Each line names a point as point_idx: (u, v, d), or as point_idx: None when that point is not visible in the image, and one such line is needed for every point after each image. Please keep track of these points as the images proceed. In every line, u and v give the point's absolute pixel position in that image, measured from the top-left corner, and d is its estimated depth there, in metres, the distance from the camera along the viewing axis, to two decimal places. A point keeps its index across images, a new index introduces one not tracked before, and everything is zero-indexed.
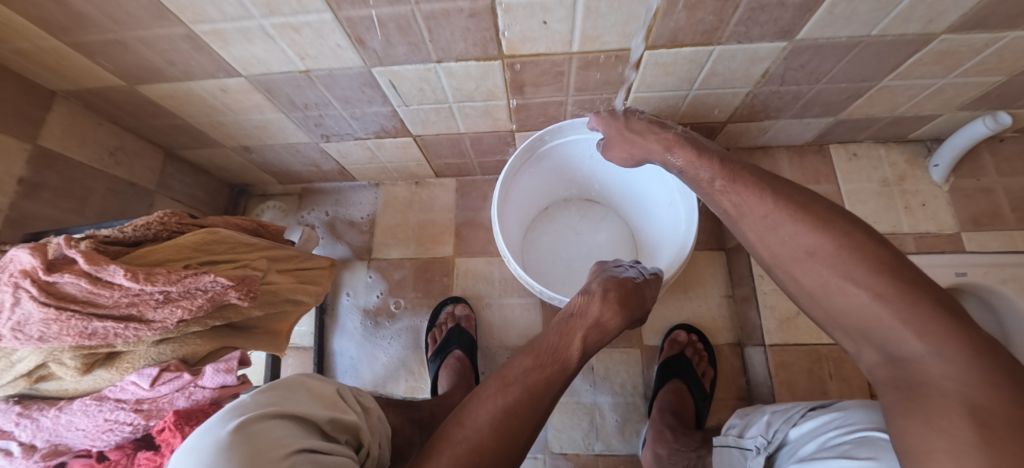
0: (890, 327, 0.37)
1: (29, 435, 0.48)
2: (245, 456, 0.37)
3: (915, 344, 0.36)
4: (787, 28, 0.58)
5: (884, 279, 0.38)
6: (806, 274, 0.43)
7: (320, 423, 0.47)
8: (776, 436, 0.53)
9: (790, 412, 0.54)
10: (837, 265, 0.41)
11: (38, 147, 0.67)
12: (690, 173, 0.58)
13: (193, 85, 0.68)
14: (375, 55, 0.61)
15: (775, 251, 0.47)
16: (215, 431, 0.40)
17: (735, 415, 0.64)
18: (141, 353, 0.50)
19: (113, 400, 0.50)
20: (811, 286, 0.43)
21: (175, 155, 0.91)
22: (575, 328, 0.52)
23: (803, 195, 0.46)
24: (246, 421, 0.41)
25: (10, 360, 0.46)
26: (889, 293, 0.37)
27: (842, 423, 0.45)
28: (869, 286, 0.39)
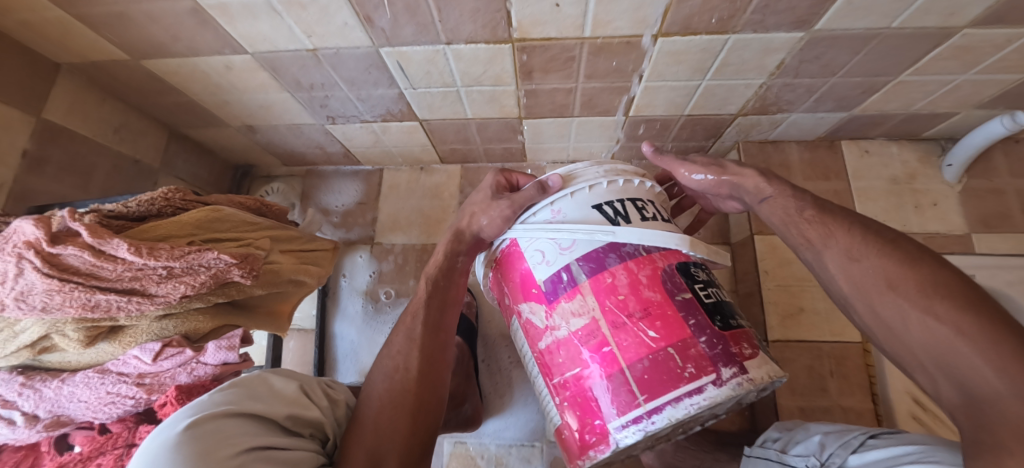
0: (970, 364, 0.36)
1: (31, 406, 0.48)
2: (197, 454, 0.39)
3: (987, 375, 0.35)
4: (804, 18, 0.56)
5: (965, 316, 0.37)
6: (885, 306, 0.42)
7: (280, 419, 0.49)
8: (830, 460, 0.50)
9: (846, 437, 0.52)
10: (918, 299, 0.39)
11: (42, 120, 0.67)
12: (779, 203, 0.52)
13: (199, 61, 0.67)
14: (382, 35, 0.60)
15: (855, 283, 0.44)
16: (170, 430, 0.41)
17: (774, 428, 0.63)
18: (144, 327, 0.50)
19: (115, 373, 0.50)
20: (888, 318, 0.41)
21: (180, 134, 0.91)
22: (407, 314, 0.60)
23: (873, 230, 0.45)
24: (201, 420, 0.42)
25: (13, 330, 0.46)
26: (973, 332, 0.36)
27: (918, 457, 0.42)
28: (952, 321, 0.37)
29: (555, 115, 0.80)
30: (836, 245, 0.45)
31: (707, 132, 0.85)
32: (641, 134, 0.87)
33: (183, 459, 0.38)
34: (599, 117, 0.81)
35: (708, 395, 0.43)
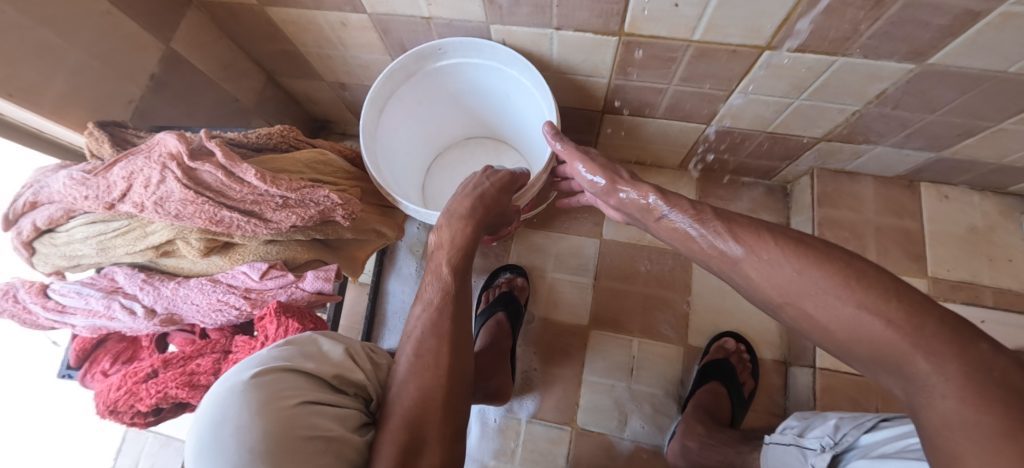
0: (900, 351, 0.32)
1: (150, 300, 0.53)
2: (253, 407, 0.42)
3: (923, 369, 0.31)
4: (920, 49, 0.56)
5: (895, 303, 0.33)
6: (818, 309, 0.37)
7: (328, 378, 0.50)
8: (844, 439, 0.51)
9: (861, 419, 0.52)
10: (845, 293, 0.36)
11: (169, 49, 0.73)
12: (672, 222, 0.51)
13: (318, 14, 0.71)
14: (498, 12, 0.63)
15: (780, 288, 0.40)
16: (234, 380, 0.45)
17: (792, 417, 0.64)
18: (252, 248, 0.55)
19: (226, 284, 0.54)
20: (822, 318, 0.37)
21: (276, 81, 0.96)
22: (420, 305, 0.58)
23: None
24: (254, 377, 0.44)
25: (144, 231, 0.52)
26: (899, 319, 0.33)
27: None
28: (880, 312, 0.34)
29: (638, 114, 0.81)
30: (762, 257, 0.41)
31: (784, 153, 0.85)
32: (717, 144, 0.87)
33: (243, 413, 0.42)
34: (680, 122, 0.82)
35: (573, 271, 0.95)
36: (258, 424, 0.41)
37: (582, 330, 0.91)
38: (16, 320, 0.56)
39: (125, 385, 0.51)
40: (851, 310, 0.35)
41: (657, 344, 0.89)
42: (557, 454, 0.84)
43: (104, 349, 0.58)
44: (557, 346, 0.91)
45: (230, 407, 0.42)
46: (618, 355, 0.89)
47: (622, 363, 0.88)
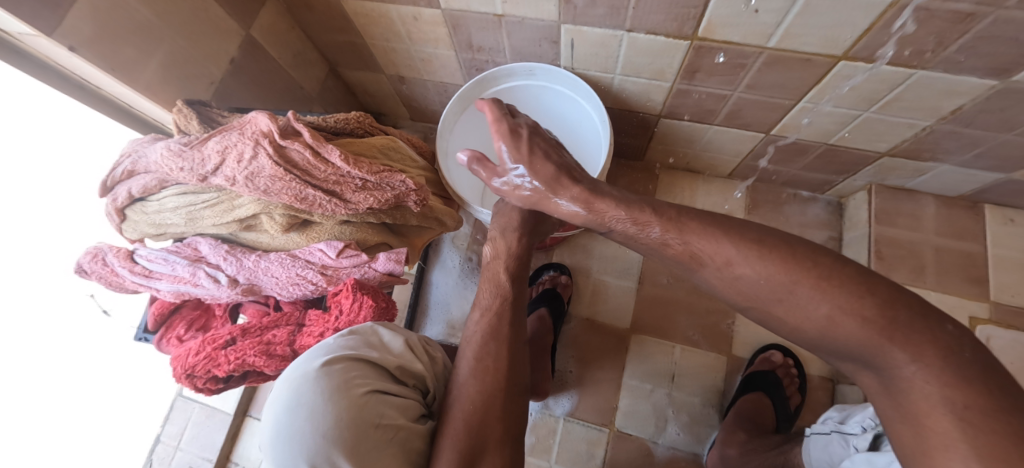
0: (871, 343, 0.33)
1: (233, 270, 0.55)
2: (323, 395, 0.43)
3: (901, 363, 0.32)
4: (1006, 66, 0.55)
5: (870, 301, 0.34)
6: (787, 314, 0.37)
7: (391, 368, 0.50)
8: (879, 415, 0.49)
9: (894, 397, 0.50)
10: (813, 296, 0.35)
11: (248, 35, 0.76)
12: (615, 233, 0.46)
13: (392, 8, 0.74)
14: (572, 11, 0.64)
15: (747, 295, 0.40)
16: (304, 367, 0.46)
17: (832, 409, 0.63)
18: (328, 227, 0.56)
19: (304, 260, 0.57)
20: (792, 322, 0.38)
21: (337, 72, 0.99)
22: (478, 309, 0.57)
23: None
24: (323, 364, 0.45)
25: (232, 204, 0.54)
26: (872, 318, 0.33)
27: None
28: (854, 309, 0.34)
29: (695, 120, 0.82)
30: (725, 267, 0.40)
31: (842, 167, 0.84)
32: (773, 155, 0.86)
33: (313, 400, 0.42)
34: (738, 130, 0.82)
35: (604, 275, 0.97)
36: (335, 412, 0.42)
37: (624, 333, 0.91)
38: (103, 282, 0.59)
39: (204, 350, 0.53)
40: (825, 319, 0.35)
41: (699, 353, 0.88)
42: (594, 454, 0.84)
43: (178, 315, 0.61)
44: (597, 347, 0.91)
45: (301, 393, 0.43)
46: (660, 361, 0.88)
47: (663, 368, 0.88)
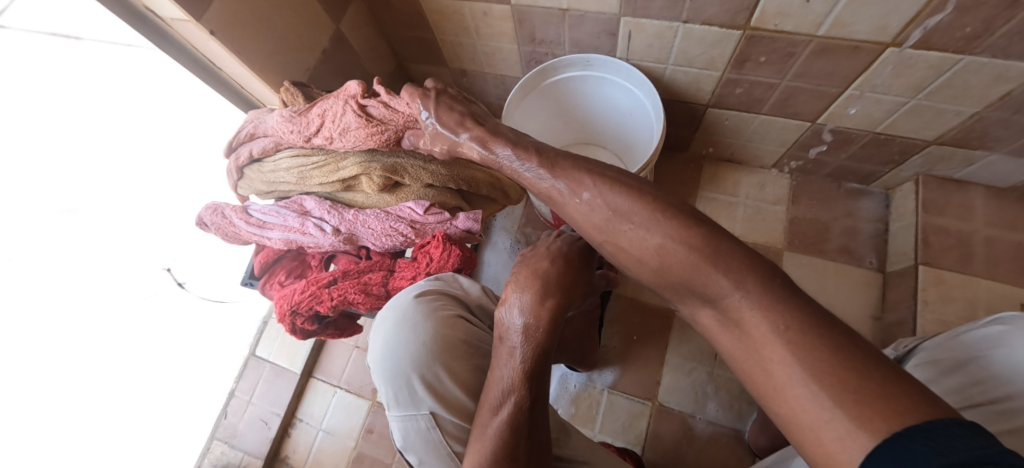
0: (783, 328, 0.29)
1: (336, 222, 0.63)
2: (418, 317, 0.49)
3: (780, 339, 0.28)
4: None
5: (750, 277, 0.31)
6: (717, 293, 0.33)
7: (472, 303, 0.57)
8: None
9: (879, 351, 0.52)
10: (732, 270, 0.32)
11: (337, 29, 0.87)
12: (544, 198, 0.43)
13: (465, 5, 0.82)
14: (633, 5, 0.71)
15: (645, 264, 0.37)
16: (400, 297, 0.53)
17: None
18: (415, 189, 0.64)
19: (396, 214, 0.64)
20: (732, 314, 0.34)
21: (404, 67, 1.09)
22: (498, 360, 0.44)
23: None
24: (417, 293, 0.52)
25: (338, 166, 0.63)
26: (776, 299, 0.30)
27: None
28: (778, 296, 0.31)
29: (742, 109, 0.86)
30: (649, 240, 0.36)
31: (886, 157, 0.87)
32: (820, 143, 0.89)
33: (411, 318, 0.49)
34: (784, 119, 0.86)
35: None
36: (428, 335, 0.48)
37: (668, 312, 0.94)
38: (220, 233, 0.69)
39: (310, 288, 0.61)
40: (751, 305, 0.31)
41: None
42: (636, 428, 0.87)
43: (280, 265, 0.70)
44: (642, 324, 0.94)
45: (398, 316, 0.50)
46: (703, 342, 0.91)
47: (706, 349, 0.90)
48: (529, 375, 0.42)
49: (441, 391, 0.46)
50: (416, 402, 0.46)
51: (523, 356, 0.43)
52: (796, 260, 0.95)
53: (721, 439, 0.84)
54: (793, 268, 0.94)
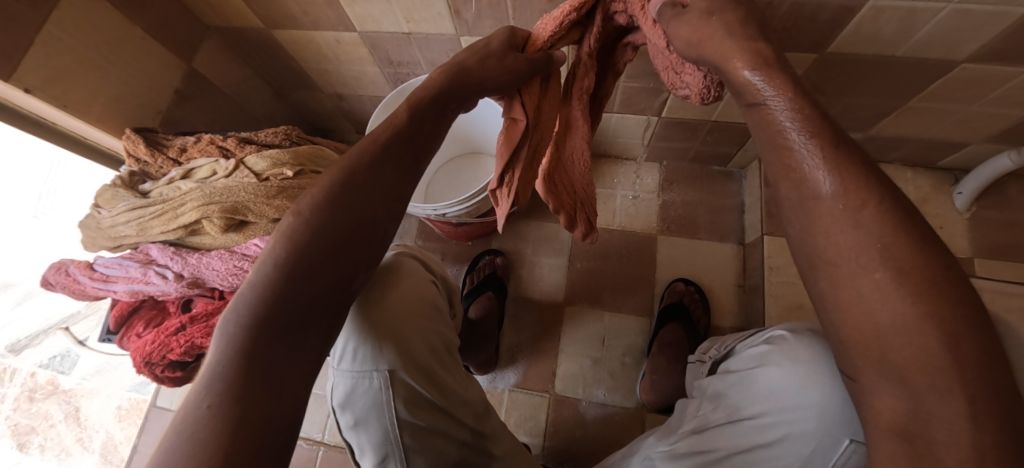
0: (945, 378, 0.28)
1: (179, 267, 0.63)
2: (396, 272, 0.51)
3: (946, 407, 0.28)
4: (819, 40, 0.66)
5: (938, 325, 0.28)
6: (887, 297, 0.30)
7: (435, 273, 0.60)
8: (726, 348, 0.62)
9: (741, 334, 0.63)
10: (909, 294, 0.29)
11: (190, 68, 0.86)
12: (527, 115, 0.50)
13: (316, 34, 0.84)
14: (466, 25, 0.74)
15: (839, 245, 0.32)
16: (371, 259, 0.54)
17: (707, 342, 0.72)
18: (263, 225, 0.66)
19: (240, 253, 0.64)
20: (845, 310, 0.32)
21: (281, 95, 1.08)
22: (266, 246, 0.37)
23: None
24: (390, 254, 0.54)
25: (176, 213, 0.63)
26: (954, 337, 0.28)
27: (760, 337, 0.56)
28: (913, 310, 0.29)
29: None
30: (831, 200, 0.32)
31: (733, 139, 0.92)
32: (670, 134, 0.95)
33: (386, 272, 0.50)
34: (634, 116, 0.91)
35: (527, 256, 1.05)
36: (391, 299, 0.48)
37: (559, 306, 0.99)
38: (67, 292, 0.67)
39: (159, 338, 0.62)
40: (914, 350, 0.29)
41: (627, 316, 0.97)
42: (537, 419, 0.92)
43: (138, 315, 0.69)
44: (536, 319, 0.99)
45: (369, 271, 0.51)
46: (591, 328, 0.97)
47: (595, 335, 0.96)
48: (259, 321, 0.34)
49: (399, 352, 0.46)
50: (372, 358, 0.45)
51: (257, 291, 0.35)
52: (671, 242, 1.01)
53: (614, 419, 0.90)
54: (667, 250, 1.01)
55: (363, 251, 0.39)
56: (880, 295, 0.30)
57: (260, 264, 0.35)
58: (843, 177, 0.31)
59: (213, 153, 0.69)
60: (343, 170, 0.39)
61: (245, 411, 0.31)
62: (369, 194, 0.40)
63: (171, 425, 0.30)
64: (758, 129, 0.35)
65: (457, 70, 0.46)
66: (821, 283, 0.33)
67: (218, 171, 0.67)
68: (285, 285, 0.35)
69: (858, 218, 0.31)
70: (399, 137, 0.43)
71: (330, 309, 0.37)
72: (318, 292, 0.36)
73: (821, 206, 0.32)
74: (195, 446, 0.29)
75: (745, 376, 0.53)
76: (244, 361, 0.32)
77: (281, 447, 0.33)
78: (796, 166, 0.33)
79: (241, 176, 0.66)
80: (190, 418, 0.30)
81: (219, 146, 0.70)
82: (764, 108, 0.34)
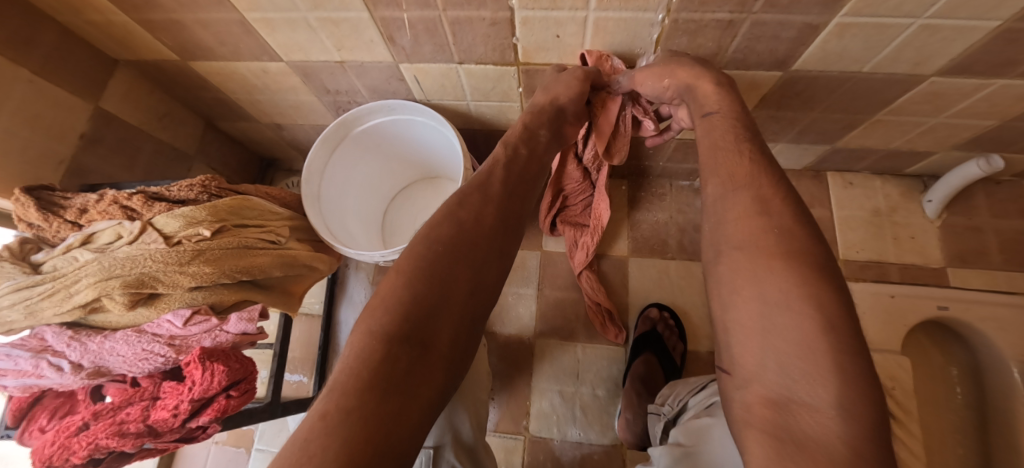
0: (816, 362, 0.31)
1: (77, 356, 0.55)
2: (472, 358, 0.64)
3: (823, 392, 0.31)
4: (782, 58, 0.61)
5: (820, 308, 0.33)
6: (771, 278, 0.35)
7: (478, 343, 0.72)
8: (679, 404, 0.63)
9: (694, 384, 0.64)
10: (789, 286, 0.34)
11: (98, 108, 0.76)
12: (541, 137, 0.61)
13: (239, 65, 0.75)
14: (403, 52, 0.67)
15: (735, 238, 0.39)
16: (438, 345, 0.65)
17: (666, 386, 0.71)
18: (177, 296, 0.57)
19: (151, 333, 0.57)
20: (752, 303, 0.36)
21: (214, 125, 1.00)
22: (405, 265, 0.43)
23: None
24: None
25: (68, 292, 0.53)
26: (831, 321, 0.32)
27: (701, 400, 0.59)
28: (808, 300, 0.33)
29: None
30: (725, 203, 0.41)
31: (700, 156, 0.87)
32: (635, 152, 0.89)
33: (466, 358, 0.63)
34: None
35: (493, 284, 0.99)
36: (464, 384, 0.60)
37: (531, 339, 0.94)
38: None
39: (58, 439, 0.53)
40: (794, 332, 0.33)
41: (601, 346, 0.93)
42: (511, 464, 0.87)
43: (41, 406, 0.60)
44: (506, 356, 0.94)
45: None
46: (565, 361, 0.92)
47: (569, 369, 0.91)
48: (394, 330, 0.38)
49: (451, 435, 0.56)
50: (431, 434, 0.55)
51: (392, 308, 0.39)
52: (642, 263, 0.97)
53: (591, 458, 0.86)
54: (639, 273, 0.97)
55: (484, 269, 0.45)
56: (772, 279, 0.35)
57: (390, 288, 0.41)
58: (750, 174, 0.41)
59: (116, 214, 0.60)
60: (458, 203, 0.48)
61: (376, 417, 0.33)
62: (484, 220, 0.48)
63: (303, 421, 0.33)
64: (709, 131, 0.46)
65: (542, 105, 0.60)
66: (724, 270, 0.39)
67: (122, 235, 0.58)
68: (411, 303, 0.40)
69: (753, 208, 0.39)
70: (505, 171, 0.53)
71: (456, 324, 0.41)
72: (441, 310, 0.41)
73: (737, 201, 0.40)
74: (328, 440, 0.31)
75: (693, 452, 0.52)
76: (374, 367, 0.35)
77: (408, 453, 0.33)
78: (728, 161, 0.43)
79: (148, 241, 0.57)
80: (323, 418, 0.32)
81: (123, 206, 0.61)
82: (714, 115, 0.47)
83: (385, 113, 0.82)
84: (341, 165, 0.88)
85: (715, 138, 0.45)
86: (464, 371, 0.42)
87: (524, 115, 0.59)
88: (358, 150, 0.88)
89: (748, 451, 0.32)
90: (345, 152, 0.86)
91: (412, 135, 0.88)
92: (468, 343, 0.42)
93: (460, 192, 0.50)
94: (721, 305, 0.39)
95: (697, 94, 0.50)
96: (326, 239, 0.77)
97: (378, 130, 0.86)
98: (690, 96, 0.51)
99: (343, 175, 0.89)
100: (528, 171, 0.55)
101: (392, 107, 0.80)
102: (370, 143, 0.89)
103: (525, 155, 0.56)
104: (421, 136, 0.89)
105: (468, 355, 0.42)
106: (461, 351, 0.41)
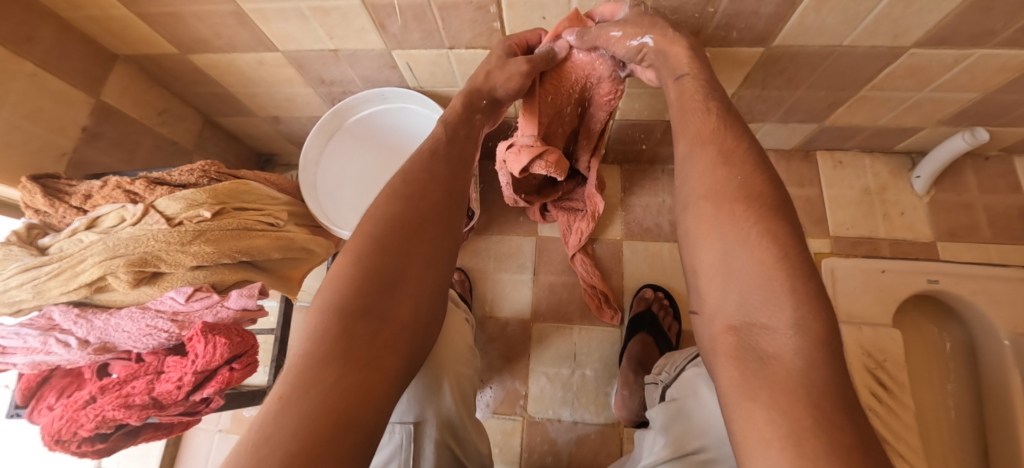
0: (775, 290, 0.32)
1: (84, 332, 0.57)
2: (452, 337, 0.65)
3: (783, 317, 0.32)
4: (763, 34, 0.62)
5: (775, 240, 0.34)
6: (733, 219, 0.36)
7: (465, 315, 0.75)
8: (674, 370, 0.63)
9: (687, 352, 0.65)
10: (744, 221, 0.35)
11: (99, 102, 0.78)
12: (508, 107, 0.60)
13: (236, 57, 0.77)
14: (394, 39, 0.69)
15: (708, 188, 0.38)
16: None
17: (662, 357, 0.73)
18: (179, 275, 0.59)
19: (154, 310, 0.59)
20: (717, 247, 0.36)
21: (212, 121, 1.02)
22: (353, 243, 0.42)
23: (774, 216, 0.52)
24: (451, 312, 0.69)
25: (75, 271, 0.55)
26: (785, 249, 0.33)
27: (694, 358, 0.60)
28: (770, 240, 0.34)
29: None
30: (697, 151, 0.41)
31: None
32: (625, 137, 0.91)
33: (448, 335, 0.64)
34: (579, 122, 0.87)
35: (486, 267, 1.01)
36: (440, 363, 0.60)
37: (527, 323, 0.96)
38: None
39: (67, 413, 0.55)
40: (752, 265, 0.34)
41: (596, 330, 0.94)
42: (509, 445, 0.88)
43: (47, 385, 0.61)
44: (502, 339, 0.95)
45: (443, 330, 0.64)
46: (560, 345, 0.93)
47: (565, 351, 0.93)
48: (349, 307, 0.38)
49: (432, 410, 0.58)
50: (412, 411, 0.57)
51: (343, 286, 0.39)
52: (636, 247, 0.99)
53: (588, 436, 0.87)
54: (632, 256, 0.98)
55: (440, 239, 0.44)
56: (731, 222, 0.36)
57: (342, 267, 0.40)
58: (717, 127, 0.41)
59: (119, 198, 0.62)
60: (413, 178, 0.47)
61: (339, 389, 0.33)
62: (433, 194, 0.46)
63: (265, 400, 0.33)
64: (680, 95, 0.46)
65: (478, 87, 0.57)
66: (692, 220, 0.39)
67: (126, 218, 0.60)
68: (365, 278, 0.39)
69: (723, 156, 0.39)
70: (466, 136, 0.53)
71: (417, 299, 0.41)
72: (397, 281, 0.40)
73: (702, 156, 0.40)
74: (287, 419, 0.31)
75: (684, 405, 0.53)
76: (330, 344, 0.36)
77: (376, 421, 0.34)
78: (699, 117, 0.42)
79: (151, 223, 0.59)
80: (282, 399, 0.33)
81: (126, 191, 0.63)
82: (686, 78, 0.46)
83: (376, 100, 0.86)
84: (335, 153, 0.91)
85: (685, 101, 0.45)
86: (428, 339, 0.42)
87: (462, 97, 0.56)
88: (354, 139, 0.91)
89: (718, 375, 0.34)
90: (339, 140, 0.90)
91: (403, 123, 0.90)
92: (429, 309, 0.42)
93: (403, 169, 0.48)
94: (690, 248, 0.39)
95: (668, 59, 0.49)
96: (322, 224, 0.83)
97: (370, 118, 0.89)
98: (662, 61, 0.50)
99: (337, 164, 0.91)
100: (466, 151, 0.52)
101: (383, 92, 0.83)
102: (364, 133, 0.91)
103: (465, 136, 0.53)
104: (411, 126, 0.90)
105: (429, 321, 0.42)
106: (423, 321, 0.41)
